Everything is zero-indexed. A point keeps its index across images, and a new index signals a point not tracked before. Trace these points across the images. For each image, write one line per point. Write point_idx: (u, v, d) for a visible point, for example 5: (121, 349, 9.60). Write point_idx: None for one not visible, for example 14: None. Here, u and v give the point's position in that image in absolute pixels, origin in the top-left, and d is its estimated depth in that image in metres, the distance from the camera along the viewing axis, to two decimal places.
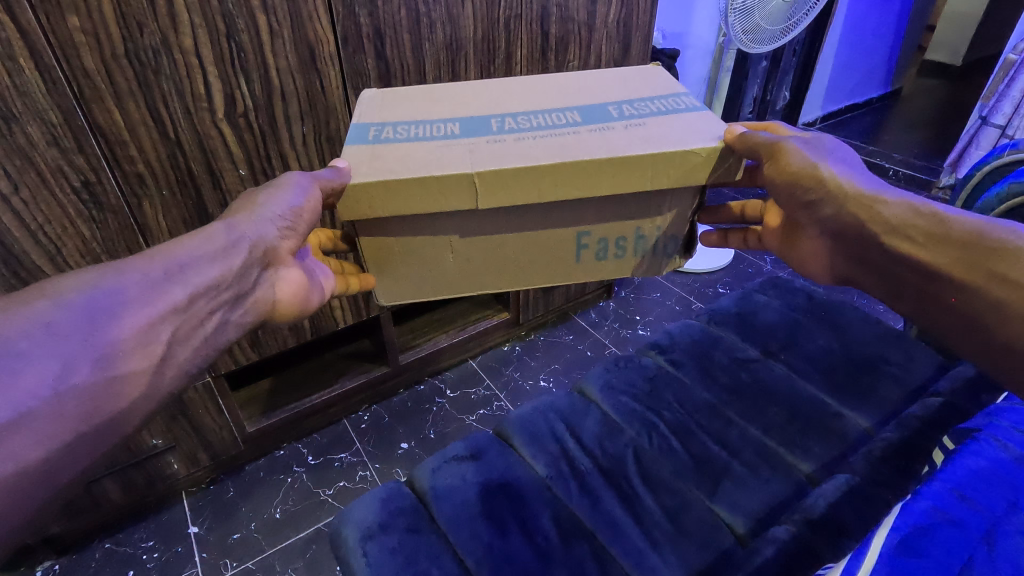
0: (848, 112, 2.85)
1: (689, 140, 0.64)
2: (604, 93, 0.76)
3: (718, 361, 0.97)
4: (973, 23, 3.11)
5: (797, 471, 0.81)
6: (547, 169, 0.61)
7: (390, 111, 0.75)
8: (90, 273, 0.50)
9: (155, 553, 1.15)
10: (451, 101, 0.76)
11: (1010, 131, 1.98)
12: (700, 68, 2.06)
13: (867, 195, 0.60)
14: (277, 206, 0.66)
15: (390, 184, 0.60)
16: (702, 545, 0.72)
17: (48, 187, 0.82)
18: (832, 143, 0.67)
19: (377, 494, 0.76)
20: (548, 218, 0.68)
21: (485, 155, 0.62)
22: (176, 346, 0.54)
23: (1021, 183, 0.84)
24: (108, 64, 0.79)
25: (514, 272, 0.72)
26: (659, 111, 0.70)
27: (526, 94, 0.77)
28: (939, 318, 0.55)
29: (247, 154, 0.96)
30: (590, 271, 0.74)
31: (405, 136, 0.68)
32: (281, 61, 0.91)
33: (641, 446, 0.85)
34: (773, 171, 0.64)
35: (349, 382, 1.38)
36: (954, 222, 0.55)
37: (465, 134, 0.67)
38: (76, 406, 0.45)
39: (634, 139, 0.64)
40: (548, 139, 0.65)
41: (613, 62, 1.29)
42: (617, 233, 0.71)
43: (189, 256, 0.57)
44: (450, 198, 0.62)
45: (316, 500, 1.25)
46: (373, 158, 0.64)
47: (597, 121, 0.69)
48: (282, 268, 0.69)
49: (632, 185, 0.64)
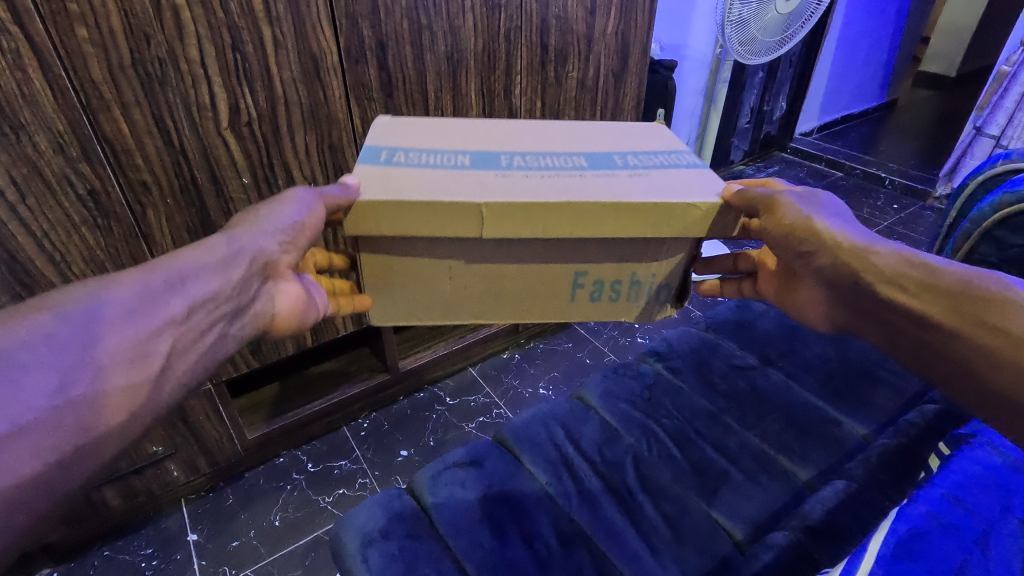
0: (844, 122, 2.88)
1: (690, 194, 0.65)
2: (612, 143, 0.78)
3: (717, 369, 0.98)
4: (968, 35, 3.15)
5: (795, 477, 0.81)
6: (550, 207, 0.62)
7: (405, 136, 0.76)
8: (89, 286, 0.50)
9: (153, 560, 1.15)
10: (462, 134, 0.78)
11: (1004, 141, 2.00)
12: (696, 79, 2.08)
13: (859, 246, 0.59)
14: (279, 219, 0.65)
15: (396, 203, 0.61)
16: (701, 551, 0.73)
17: (54, 195, 0.83)
18: (827, 198, 0.67)
19: (377, 500, 0.77)
20: (546, 258, 0.69)
21: (494, 187, 0.63)
22: (176, 358, 0.54)
23: (1014, 194, 0.86)
24: (115, 74, 0.80)
25: (512, 303, 0.73)
26: (664, 165, 0.72)
27: (535, 136, 0.78)
28: (929, 358, 0.54)
29: (251, 163, 0.97)
30: (586, 310, 0.74)
31: (416, 162, 0.69)
32: (285, 71, 0.93)
33: (641, 452, 0.86)
34: (769, 224, 0.65)
35: (350, 390, 1.38)
36: (943, 275, 0.54)
37: (474, 165, 0.69)
38: (74, 418, 0.45)
39: (637, 188, 0.65)
40: (555, 180, 0.66)
41: (611, 73, 1.31)
42: (612, 276, 0.71)
43: (188, 268, 0.57)
44: (453, 223, 0.62)
45: (316, 507, 1.25)
46: (385, 178, 0.65)
47: (603, 167, 0.70)
48: (282, 281, 0.68)
49: (632, 226, 0.64)
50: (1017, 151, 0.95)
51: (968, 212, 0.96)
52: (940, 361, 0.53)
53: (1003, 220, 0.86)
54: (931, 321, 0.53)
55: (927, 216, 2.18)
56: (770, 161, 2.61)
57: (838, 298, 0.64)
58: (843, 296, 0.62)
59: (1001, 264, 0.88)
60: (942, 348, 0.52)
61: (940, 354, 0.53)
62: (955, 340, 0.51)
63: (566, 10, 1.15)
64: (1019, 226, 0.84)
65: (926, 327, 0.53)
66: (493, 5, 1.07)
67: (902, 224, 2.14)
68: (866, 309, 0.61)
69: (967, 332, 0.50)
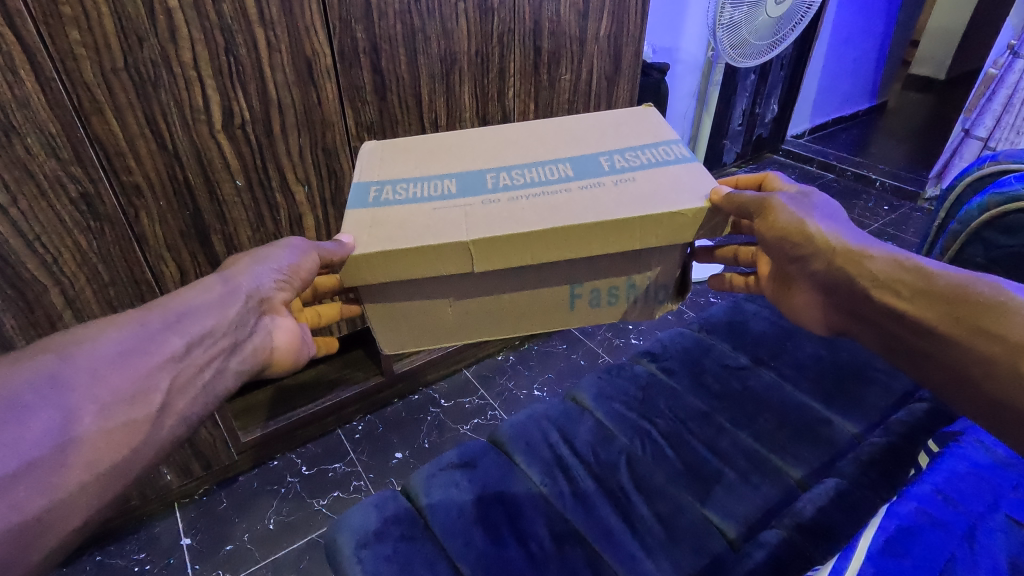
0: (835, 124, 2.90)
1: (675, 202, 0.64)
2: (598, 140, 0.78)
3: (710, 369, 0.99)
4: (957, 38, 3.19)
5: (788, 476, 0.82)
6: (538, 234, 0.62)
7: (394, 165, 0.76)
8: (91, 328, 0.52)
9: (146, 566, 1.14)
10: (448, 153, 0.77)
11: (992, 143, 2.03)
12: (690, 83, 2.10)
13: (853, 250, 0.61)
14: (274, 260, 0.66)
15: (389, 252, 0.61)
16: (694, 551, 0.73)
17: (46, 198, 0.83)
18: (822, 200, 0.69)
19: (371, 502, 0.77)
20: (541, 278, 0.69)
21: (480, 219, 0.64)
22: (175, 395, 0.54)
23: (1001, 196, 0.88)
24: (107, 77, 0.80)
25: (514, 316, 0.73)
26: (649, 164, 0.71)
27: (525, 142, 0.79)
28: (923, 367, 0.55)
29: (245, 165, 0.97)
30: (587, 315, 0.75)
31: (405, 196, 0.69)
32: (279, 74, 0.93)
33: (634, 453, 0.86)
34: (762, 226, 0.67)
35: (344, 393, 1.38)
36: (938, 277, 0.55)
37: (459, 192, 0.69)
38: (76, 456, 0.46)
39: (622, 198, 0.65)
40: (539, 198, 0.67)
41: (604, 75, 1.32)
42: (608, 283, 0.71)
43: (187, 307, 0.59)
44: (443, 263, 0.62)
45: (310, 511, 1.24)
46: (374, 224, 0.65)
47: (589, 173, 0.71)
48: (277, 316, 0.68)
49: (618, 242, 0.64)
50: (1004, 152, 0.96)
51: (956, 212, 0.98)
52: (933, 371, 0.54)
53: (990, 222, 0.88)
54: (925, 328, 0.54)
55: (917, 217, 2.21)
56: (762, 164, 2.63)
57: (833, 300, 0.65)
58: (839, 301, 0.64)
59: (989, 264, 0.90)
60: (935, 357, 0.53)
61: (934, 363, 0.54)
62: (953, 348, 0.51)
63: (559, 14, 1.16)
64: (1006, 227, 0.86)
65: (921, 334, 0.54)
66: (486, 9, 1.08)
67: (892, 225, 2.17)
68: (861, 313, 0.61)
69: (954, 336, 0.51)
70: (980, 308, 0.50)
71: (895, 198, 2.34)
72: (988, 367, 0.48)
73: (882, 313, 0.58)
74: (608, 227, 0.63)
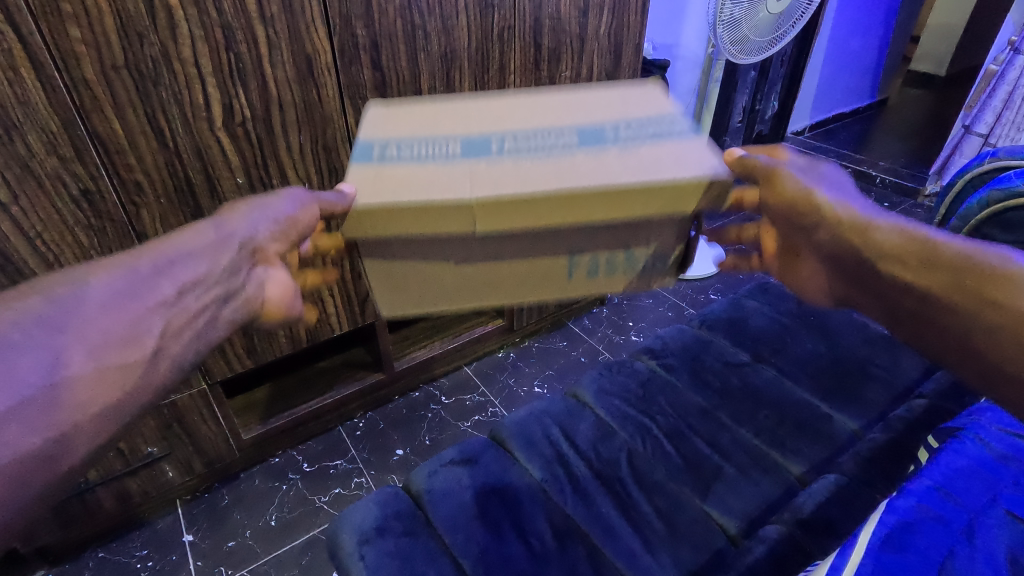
0: (835, 121, 2.90)
1: (678, 172, 0.63)
2: (605, 108, 0.74)
3: (710, 366, 0.99)
4: (958, 35, 3.18)
5: (788, 472, 0.82)
6: (542, 198, 0.60)
7: (402, 121, 0.72)
8: (75, 271, 0.51)
9: (149, 562, 1.15)
10: (454, 115, 0.73)
11: (993, 139, 2.03)
12: (690, 79, 2.09)
13: (859, 220, 0.60)
14: (271, 210, 0.65)
15: (393, 208, 0.60)
16: (695, 547, 0.74)
17: (47, 195, 0.83)
18: (832, 170, 0.68)
19: (372, 498, 0.78)
20: (539, 246, 0.68)
21: (485, 180, 0.61)
22: (169, 339, 0.53)
23: (1001, 192, 0.89)
24: (107, 74, 0.80)
25: (509, 284, 0.73)
26: (660, 135, 0.68)
27: (529, 103, 0.75)
28: (927, 337, 0.56)
29: (245, 162, 0.97)
30: (588, 281, 0.74)
31: (410, 154, 0.66)
32: (279, 71, 0.93)
33: (634, 449, 0.86)
34: (768, 195, 0.66)
35: (344, 391, 1.38)
36: (943, 249, 0.56)
37: (464, 151, 0.66)
38: (69, 396, 0.45)
39: (631, 165, 0.63)
40: (544, 166, 0.63)
41: (604, 72, 1.32)
42: (607, 252, 0.71)
43: (177, 253, 0.57)
44: (446, 221, 0.61)
45: (312, 507, 1.25)
46: (378, 178, 0.62)
47: (596, 139, 0.67)
48: (271, 267, 0.65)
49: (619, 207, 0.64)
50: (1003, 148, 0.97)
51: (957, 209, 0.99)
52: (936, 341, 0.55)
53: (991, 218, 0.90)
54: (932, 297, 0.54)
55: (917, 213, 2.21)
56: None
57: (838, 271, 0.65)
58: (843, 271, 0.64)
59: None
60: (939, 324, 0.54)
61: (939, 333, 0.54)
62: (956, 317, 0.52)
63: (559, 11, 1.16)
64: (1007, 223, 0.88)
65: (924, 301, 0.55)
66: (487, 5, 1.07)
67: None
68: (867, 288, 0.61)
69: (958, 305, 0.52)
70: (987, 278, 0.51)
71: (895, 195, 2.34)
72: (993, 333, 0.50)
73: (886, 284, 0.58)
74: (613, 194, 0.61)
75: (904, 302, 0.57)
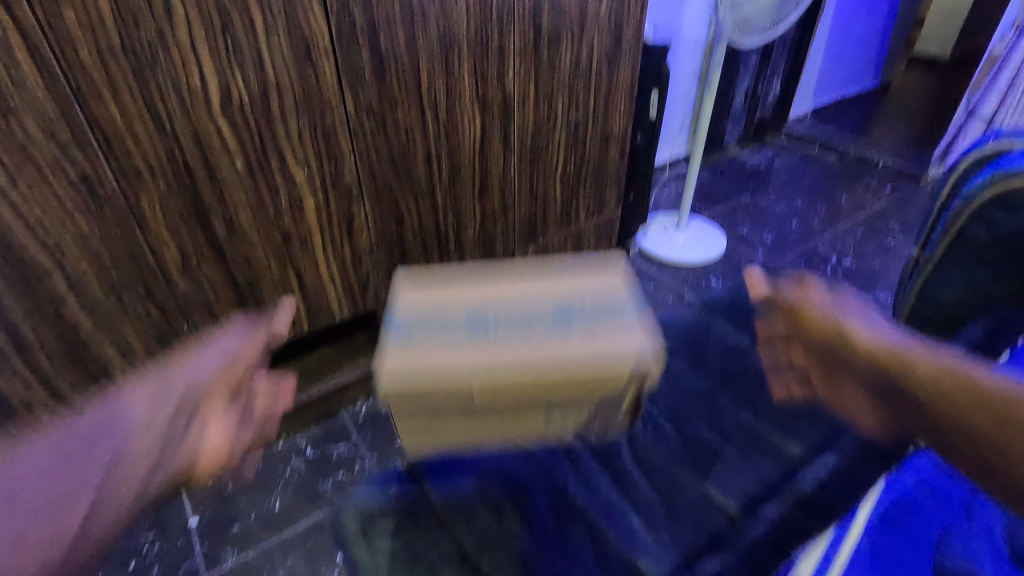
0: (838, 105, 2.88)
1: (618, 346, 0.77)
2: (577, 275, 0.86)
3: (710, 350, 0.99)
4: (962, 17, 3.15)
5: (790, 455, 0.81)
6: (512, 384, 0.74)
7: (430, 289, 0.83)
8: (28, 446, 0.62)
9: (154, 546, 1.16)
10: (482, 278, 0.86)
11: (996, 123, 2.02)
12: (691, 63, 2.08)
13: (891, 348, 0.76)
14: (212, 352, 0.74)
15: (422, 386, 0.72)
16: (695, 527, 0.74)
17: (46, 181, 0.82)
18: (856, 301, 0.86)
19: (375, 481, 0.81)
20: (520, 408, 0.77)
21: (484, 370, 0.74)
22: (116, 482, 0.61)
23: (1004, 175, 0.90)
24: (104, 58, 0.80)
25: (504, 426, 0.80)
26: (612, 315, 0.81)
27: (513, 279, 0.84)
28: (950, 440, 0.67)
29: (244, 148, 0.96)
30: (561, 420, 0.82)
31: (432, 331, 0.78)
32: (276, 54, 0.92)
33: (634, 432, 0.86)
34: (798, 328, 0.87)
35: (345, 376, 1.39)
36: (946, 371, 0.71)
37: (470, 326, 0.79)
38: (31, 540, 0.55)
39: (580, 354, 0.77)
40: (521, 350, 0.76)
41: (604, 54, 1.32)
42: (574, 405, 0.80)
43: (120, 409, 0.66)
44: (456, 396, 0.74)
45: (315, 492, 1.26)
46: (410, 358, 0.74)
47: (565, 323, 0.80)
48: (214, 415, 0.70)
49: (574, 382, 0.76)
50: (1003, 132, 0.97)
51: (955, 191, 0.99)
52: (958, 439, 0.66)
53: (994, 199, 0.90)
54: (946, 413, 0.68)
55: (919, 198, 2.20)
56: (764, 145, 2.62)
57: (875, 390, 0.76)
58: (877, 387, 0.76)
59: (992, 245, 0.92)
60: (951, 425, 0.67)
61: (968, 441, 0.65)
62: (965, 422, 0.66)
63: None
64: (1010, 205, 0.89)
65: (944, 408, 0.68)
66: None
67: (894, 206, 2.16)
68: (894, 393, 0.73)
69: (979, 426, 0.65)
70: (986, 405, 0.66)
71: (897, 179, 2.33)
72: (1002, 449, 0.63)
73: (907, 397, 0.72)
74: (566, 379, 0.75)
75: (904, 391, 0.72)
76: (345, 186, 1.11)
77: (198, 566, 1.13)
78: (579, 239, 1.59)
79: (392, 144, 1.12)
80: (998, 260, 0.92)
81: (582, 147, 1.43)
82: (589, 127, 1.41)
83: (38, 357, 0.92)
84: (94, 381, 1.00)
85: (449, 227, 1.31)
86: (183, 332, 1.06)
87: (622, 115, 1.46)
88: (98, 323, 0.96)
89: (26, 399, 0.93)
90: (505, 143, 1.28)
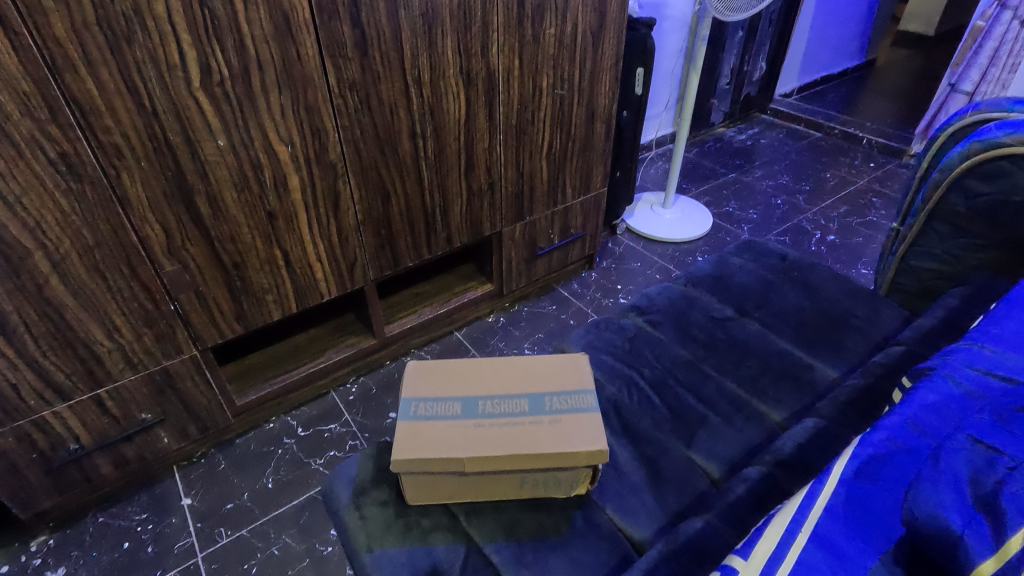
0: (824, 82, 2.89)
1: (576, 443, 0.74)
2: (551, 374, 0.85)
3: (695, 321, 1.01)
4: None
5: (770, 419, 0.85)
6: (502, 460, 0.72)
7: (437, 374, 0.85)
8: None
9: (149, 525, 1.17)
10: (476, 365, 0.87)
11: (977, 97, 2.03)
12: (677, 40, 2.08)
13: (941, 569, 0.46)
14: None
15: (421, 461, 0.71)
16: (680, 489, 0.76)
17: (24, 159, 0.82)
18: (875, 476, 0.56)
19: (368, 453, 0.81)
20: (496, 485, 0.74)
21: (472, 441, 0.75)
22: None
23: (981, 143, 0.90)
24: (78, 32, 0.78)
25: (496, 496, 0.75)
26: (581, 406, 0.81)
27: (504, 366, 0.87)
28: None
29: (225, 125, 0.95)
30: (539, 489, 0.75)
31: (437, 412, 0.79)
32: (256, 29, 0.91)
33: (621, 400, 0.88)
34: None
35: (337, 356, 1.39)
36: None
37: (465, 413, 0.79)
38: None
39: (557, 437, 0.76)
40: (499, 431, 0.76)
41: (589, 29, 1.31)
42: (546, 478, 0.74)
43: None
44: (448, 466, 0.72)
45: (307, 469, 1.27)
46: (415, 437, 0.75)
47: (544, 410, 0.80)
48: None
49: (548, 466, 0.73)
50: (985, 100, 0.97)
51: (938, 162, 1.00)
52: None
53: (971, 169, 0.91)
54: None
55: (903, 173, 2.22)
56: (750, 123, 2.63)
57: None
58: None
59: (967, 214, 0.94)
60: None
61: None
62: None
63: None
64: (987, 174, 0.90)
65: None
66: None
67: (877, 182, 2.18)
68: None
69: None
70: None
71: (881, 155, 2.34)
72: None
73: None
74: (545, 457, 0.72)
75: None
76: (329, 163, 1.10)
77: (193, 545, 1.14)
78: (566, 216, 1.59)
79: (376, 120, 1.12)
80: (973, 228, 0.94)
81: (568, 123, 1.42)
82: (575, 104, 1.40)
83: (24, 339, 0.94)
84: (81, 362, 1.01)
85: (435, 206, 1.31)
86: (171, 312, 1.06)
87: (608, 90, 1.46)
88: (84, 305, 0.97)
89: (14, 380, 0.96)
90: (490, 121, 1.28)
